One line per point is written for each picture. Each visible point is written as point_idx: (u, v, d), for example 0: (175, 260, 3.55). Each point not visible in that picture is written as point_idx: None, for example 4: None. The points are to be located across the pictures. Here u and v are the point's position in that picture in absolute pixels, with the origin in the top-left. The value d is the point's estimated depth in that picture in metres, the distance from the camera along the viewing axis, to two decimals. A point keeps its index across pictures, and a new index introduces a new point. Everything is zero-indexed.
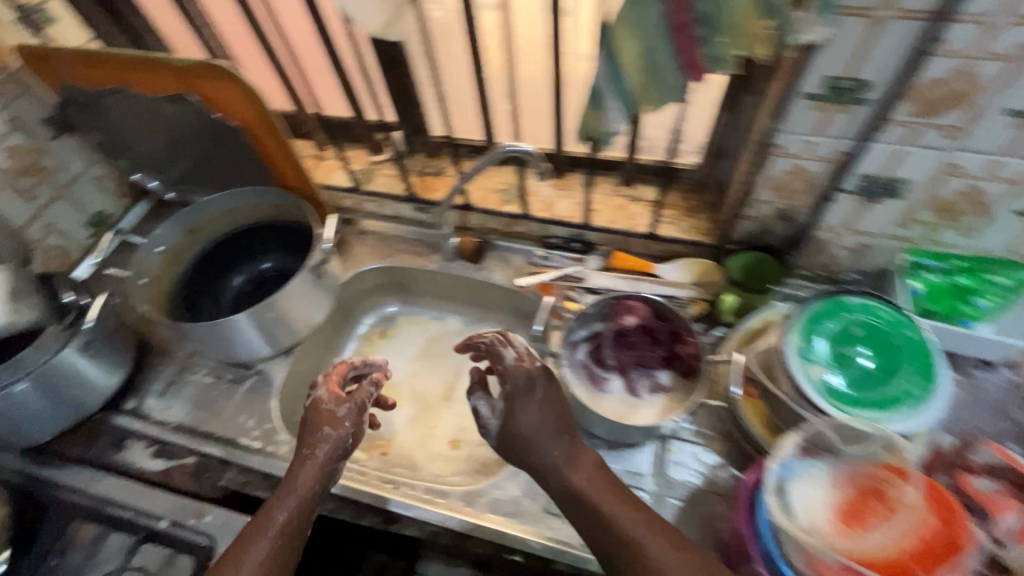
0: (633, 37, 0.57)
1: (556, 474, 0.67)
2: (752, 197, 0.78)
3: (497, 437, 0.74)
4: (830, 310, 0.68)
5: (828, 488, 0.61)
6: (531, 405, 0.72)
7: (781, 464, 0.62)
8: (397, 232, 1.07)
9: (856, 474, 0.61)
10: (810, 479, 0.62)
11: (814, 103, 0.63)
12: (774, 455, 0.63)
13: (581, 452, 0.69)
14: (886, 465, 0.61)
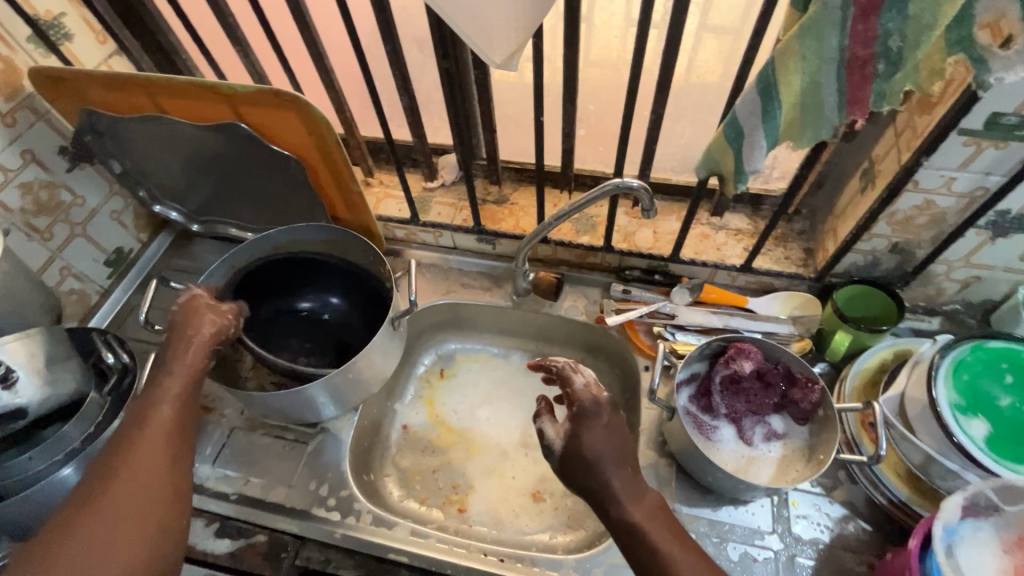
0: (799, 73, 0.52)
1: (615, 505, 0.55)
2: (868, 231, 0.73)
3: (561, 459, 0.60)
4: (977, 354, 0.64)
5: (996, 553, 0.57)
6: (590, 431, 0.58)
7: (947, 527, 0.58)
8: (456, 264, 0.99)
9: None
10: (978, 542, 0.58)
11: (969, 140, 0.59)
12: (938, 518, 0.58)
13: (645, 486, 0.57)
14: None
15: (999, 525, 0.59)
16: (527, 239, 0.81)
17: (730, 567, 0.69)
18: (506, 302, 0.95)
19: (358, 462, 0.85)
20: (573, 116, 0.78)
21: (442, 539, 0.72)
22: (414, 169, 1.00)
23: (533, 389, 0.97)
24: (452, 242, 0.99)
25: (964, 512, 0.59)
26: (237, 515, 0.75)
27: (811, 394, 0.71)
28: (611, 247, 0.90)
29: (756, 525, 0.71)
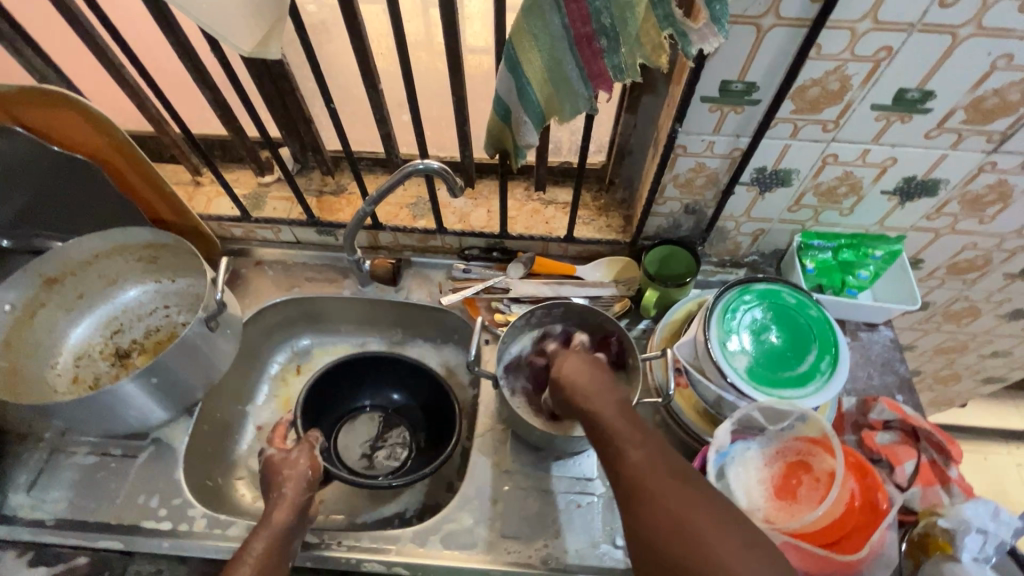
0: (537, 50, 0.55)
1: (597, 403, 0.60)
2: (661, 195, 0.80)
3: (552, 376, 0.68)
4: (742, 297, 0.71)
5: (759, 468, 0.65)
6: (592, 371, 0.65)
7: (718, 451, 0.65)
8: (299, 259, 0.98)
9: (781, 450, 0.66)
10: (744, 460, 0.66)
11: (711, 105, 0.66)
12: (711, 445, 0.66)
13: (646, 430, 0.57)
14: (805, 438, 0.66)
15: (763, 443, 0.67)
16: (349, 228, 0.82)
17: (557, 516, 0.74)
18: (353, 292, 0.95)
19: (201, 470, 0.82)
20: (382, 103, 0.79)
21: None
22: (246, 165, 0.97)
23: None
24: (293, 237, 0.97)
25: (733, 435, 0.67)
26: (56, 541, 0.71)
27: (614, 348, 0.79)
28: (447, 229, 0.92)
29: (581, 473, 0.77)
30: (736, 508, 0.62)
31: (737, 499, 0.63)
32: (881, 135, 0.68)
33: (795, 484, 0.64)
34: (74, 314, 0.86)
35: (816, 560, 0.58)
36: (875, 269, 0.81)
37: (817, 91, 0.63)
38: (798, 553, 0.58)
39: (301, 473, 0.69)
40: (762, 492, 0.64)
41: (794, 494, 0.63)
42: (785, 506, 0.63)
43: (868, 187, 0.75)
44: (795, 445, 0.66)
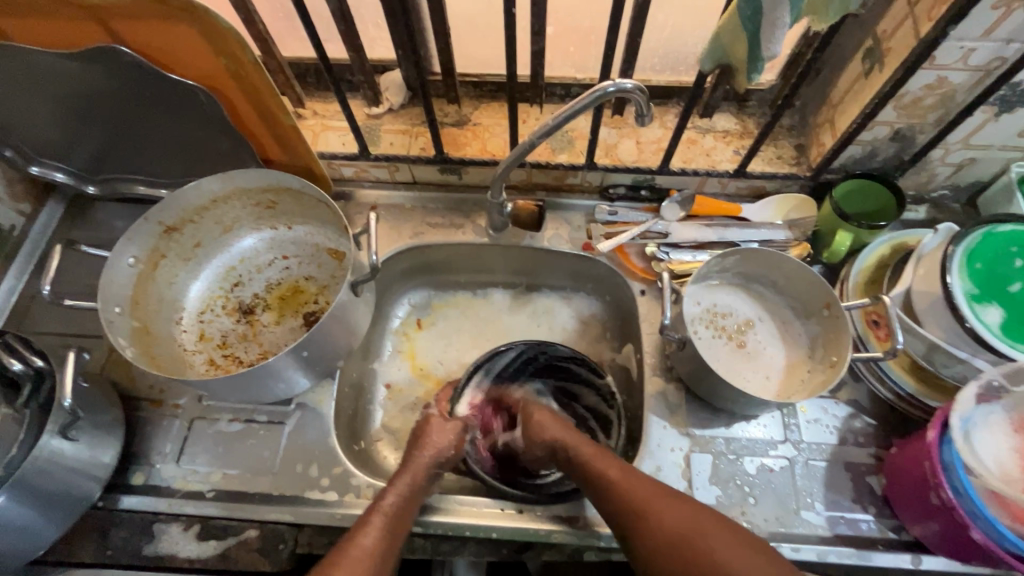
0: None
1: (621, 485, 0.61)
2: (873, 120, 0.67)
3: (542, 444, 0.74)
4: (986, 242, 0.61)
5: (1011, 435, 0.58)
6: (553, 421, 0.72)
7: (963, 416, 0.58)
8: (417, 202, 0.87)
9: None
10: (991, 427, 0.58)
11: (998, 0, 0.52)
12: (955, 409, 0.58)
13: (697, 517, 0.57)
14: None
15: (1010, 406, 0.59)
16: (504, 164, 0.70)
17: (748, 482, 0.68)
18: (483, 238, 0.85)
19: (344, 435, 0.76)
20: (544, 10, 0.65)
21: (461, 500, 0.67)
22: (353, 92, 0.85)
23: (521, 327, 0.91)
24: (411, 176, 0.86)
25: (978, 401, 0.59)
26: (219, 513, 0.67)
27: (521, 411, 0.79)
28: (594, 164, 0.81)
29: (769, 437, 0.70)
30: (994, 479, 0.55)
31: (992, 469, 0.56)
32: None
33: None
34: (192, 265, 0.78)
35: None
36: None
37: None
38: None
39: (444, 447, 0.69)
40: (1018, 462, 0.56)
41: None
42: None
43: None
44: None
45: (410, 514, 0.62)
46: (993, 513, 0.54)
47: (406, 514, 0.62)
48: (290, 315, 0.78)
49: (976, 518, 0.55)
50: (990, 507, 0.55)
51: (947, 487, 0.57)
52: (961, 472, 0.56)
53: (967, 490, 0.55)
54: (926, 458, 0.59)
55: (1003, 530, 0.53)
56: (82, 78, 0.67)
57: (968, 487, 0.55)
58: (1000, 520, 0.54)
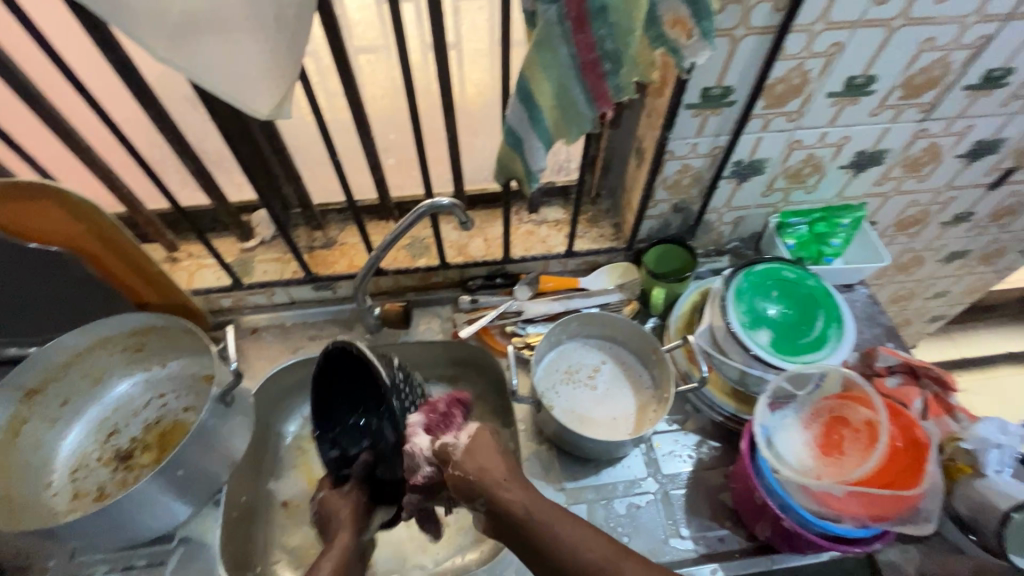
0: (548, 80, 0.59)
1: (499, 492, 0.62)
2: (652, 199, 0.86)
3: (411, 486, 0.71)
4: (748, 280, 0.77)
5: (801, 432, 0.70)
6: (499, 453, 0.67)
7: (763, 424, 0.69)
8: (298, 319, 0.95)
9: (815, 411, 0.71)
10: (784, 428, 0.70)
11: (694, 111, 0.72)
12: (755, 419, 0.69)
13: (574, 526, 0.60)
14: (834, 395, 0.71)
15: (798, 408, 0.71)
16: (361, 274, 0.80)
17: (620, 521, 0.75)
18: (361, 342, 0.93)
19: (235, 564, 0.76)
20: (374, 149, 0.79)
21: None
22: (226, 232, 0.94)
23: None
24: (288, 297, 0.93)
25: (770, 409, 0.71)
26: None
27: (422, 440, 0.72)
28: (449, 263, 0.93)
29: (633, 475, 0.79)
30: (792, 472, 0.65)
31: (790, 464, 0.66)
32: (836, 117, 0.77)
33: (837, 439, 0.69)
34: (60, 423, 0.79)
35: (879, 500, 0.62)
36: (845, 235, 0.90)
37: (783, 87, 0.71)
38: (864, 500, 0.62)
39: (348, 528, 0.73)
40: (810, 453, 0.68)
41: (840, 448, 0.68)
42: (835, 461, 0.67)
43: (828, 164, 0.85)
44: (827, 404, 0.71)
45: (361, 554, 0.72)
46: (797, 502, 0.64)
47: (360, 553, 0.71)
48: (168, 452, 0.80)
49: (789, 510, 0.65)
50: (796, 499, 0.64)
51: (763, 489, 0.67)
52: (771, 473, 0.66)
53: (777, 488, 0.65)
54: (744, 467, 0.69)
55: (807, 514, 0.63)
56: None
57: (777, 485, 0.65)
58: (803, 506, 0.64)
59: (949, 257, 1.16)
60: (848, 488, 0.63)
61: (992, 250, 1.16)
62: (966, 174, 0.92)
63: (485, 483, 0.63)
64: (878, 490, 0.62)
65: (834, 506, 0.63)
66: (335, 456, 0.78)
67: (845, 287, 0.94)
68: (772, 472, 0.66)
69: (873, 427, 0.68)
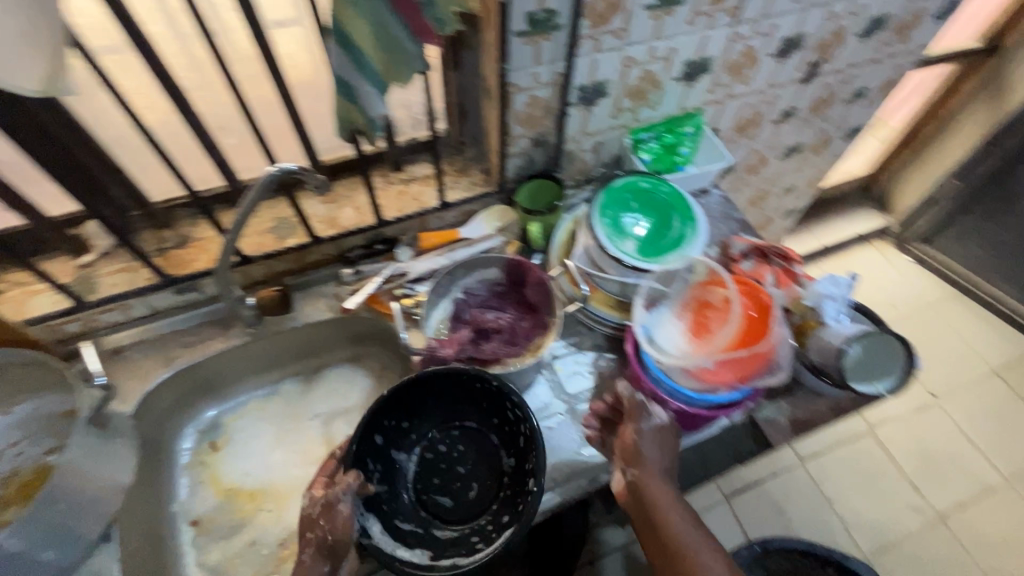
0: (362, 17, 0.56)
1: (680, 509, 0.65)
2: (510, 136, 0.87)
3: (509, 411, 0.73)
4: (609, 197, 0.82)
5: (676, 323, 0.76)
6: (672, 470, 0.69)
7: (641, 324, 0.75)
8: (167, 328, 0.87)
9: (685, 302, 0.78)
10: (661, 323, 0.76)
11: (525, 39, 0.73)
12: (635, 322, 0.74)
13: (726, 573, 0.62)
14: (697, 284, 0.78)
15: (670, 303, 0.78)
16: (219, 263, 0.75)
17: None
18: (244, 338, 0.87)
19: None
20: (203, 127, 0.72)
21: None
22: (54, 250, 0.83)
23: (321, 405, 0.94)
24: (148, 308, 0.85)
25: (646, 310, 0.77)
26: None
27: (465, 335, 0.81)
28: (321, 238, 0.89)
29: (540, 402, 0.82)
30: (672, 358, 0.71)
31: (670, 352, 0.72)
32: (658, 31, 0.81)
33: (706, 320, 0.76)
34: None
35: (742, 363, 0.70)
36: (691, 143, 0.97)
37: (603, 5, 0.74)
38: (731, 366, 0.70)
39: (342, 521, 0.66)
40: (686, 338, 0.74)
41: (708, 328, 0.75)
42: (705, 339, 0.74)
43: (663, 78, 0.90)
44: (693, 293, 0.78)
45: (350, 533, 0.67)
46: (679, 383, 0.71)
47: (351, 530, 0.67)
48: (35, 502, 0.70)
49: (675, 393, 0.71)
50: (678, 381, 0.71)
51: (651, 381, 0.73)
52: (655, 364, 0.72)
53: (661, 375, 0.71)
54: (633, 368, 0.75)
55: (689, 392, 0.70)
56: None
57: (661, 373, 0.71)
58: (685, 385, 0.70)
59: (787, 152, 1.30)
60: (716, 359, 0.70)
61: (819, 141, 1.32)
62: (781, 72, 1.02)
63: (645, 490, 0.65)
64: (740, 354, 0.70)
65: (709, 378, 0.70)
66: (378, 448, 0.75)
67: (700, 192, 1.02)
68: (656, 363, 0.72)
69: (731, 303, 0.75)
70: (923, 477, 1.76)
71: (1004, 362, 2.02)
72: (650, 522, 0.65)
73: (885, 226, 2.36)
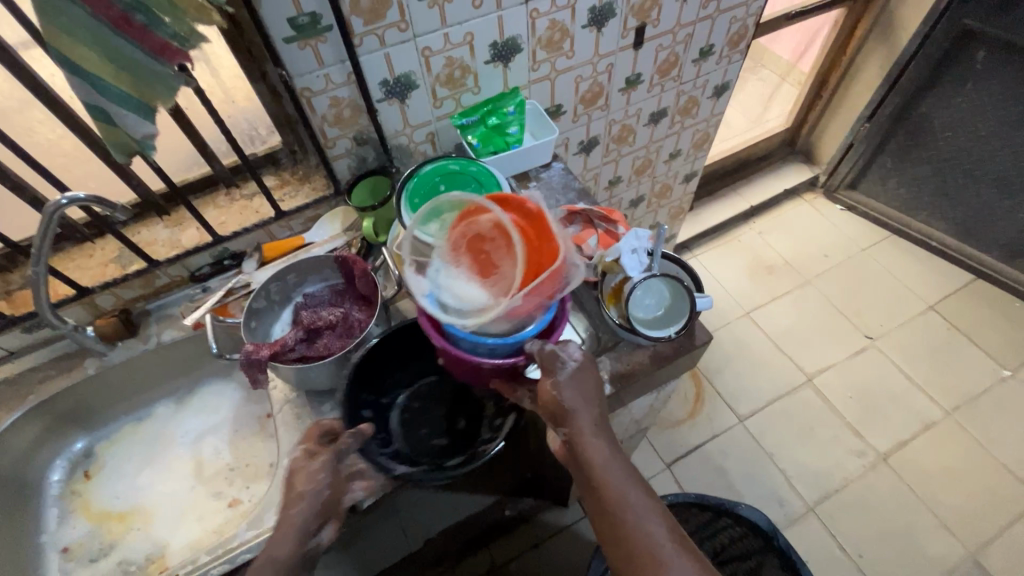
0: (84, 45, 0.59)
1: (601, 449, 0.63)
2: (325, 138, 0.90)
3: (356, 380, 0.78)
4: (417, 184, 0.84)
5: (457, 272, 0.66)
6: (597, 405, 0.66)
7: (426, 298, 0.65)
8: (22, 367, 0.89)
9: (454, 248, 0.67)
10: (444, 281, 0.66)
11: (298, 44, 0.76)
12: (419, 301, 0.65)
13: (655, 518, 0.59)
14: (456, 223, 0.67)
15: (438, 254, 0.67)
16: (36, 294, 0.77)
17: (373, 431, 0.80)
18: (98, 366, 0.90)
19: None
20: (1, 169, 0.75)
21: None
22: None
23: (192, 421, 0.97)
24: (1, 351, 0.88)
25: (424, 275, 0.68)
26: None
27: (287, 341, 0.82)
28: (161, 260, 0.92)
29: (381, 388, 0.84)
30: (475, 316, 0.64)
31: (468, 311, 0.65)
32: (442, 18, 0.84)
33: (485, 258, 0.67)
34: None
35: (543, 286, 0.63)
36: (518, 121, 0.99)
37: (369, 2, 0.76)
38: (533, 295, 0.63)
39: (315, 490, 0.65)
40: (474, 287, 0.66)
41: (492, 264, 0.66)
42: (496, 278, 0.66)
43: (471, 63, 0.93)
44: (460, 233, 0.68)
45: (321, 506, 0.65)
46: (496, 335, 0.67)
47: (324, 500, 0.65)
48: None
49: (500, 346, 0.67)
50: (491, 335, 0.66)
51: (470, 348, 0.68)
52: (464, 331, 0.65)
53: (476, 340, 0.66)
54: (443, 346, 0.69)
55: (511, 338, 0.66)
56: None
57: (475, 338, 0.66)
58: (503, 334, 0.67)
59: (652, 118, 1.32)
60: (521, 295, 0.63)
61: (683, 103, 1.34)
62: (604, 41, 1.04)
63: (579, 447, 0.63)
64: (535, 280, 0.63)
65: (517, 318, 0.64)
66: (366, 415, 0.79)
67: (540, 167, 1.04)
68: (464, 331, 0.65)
69: (501, 225, 0.66)
70: (863, 420, 1.77)
71: (940, 297, 2.03)
72: (581, 469, 0.63)
73: (813, 178, 2.37)
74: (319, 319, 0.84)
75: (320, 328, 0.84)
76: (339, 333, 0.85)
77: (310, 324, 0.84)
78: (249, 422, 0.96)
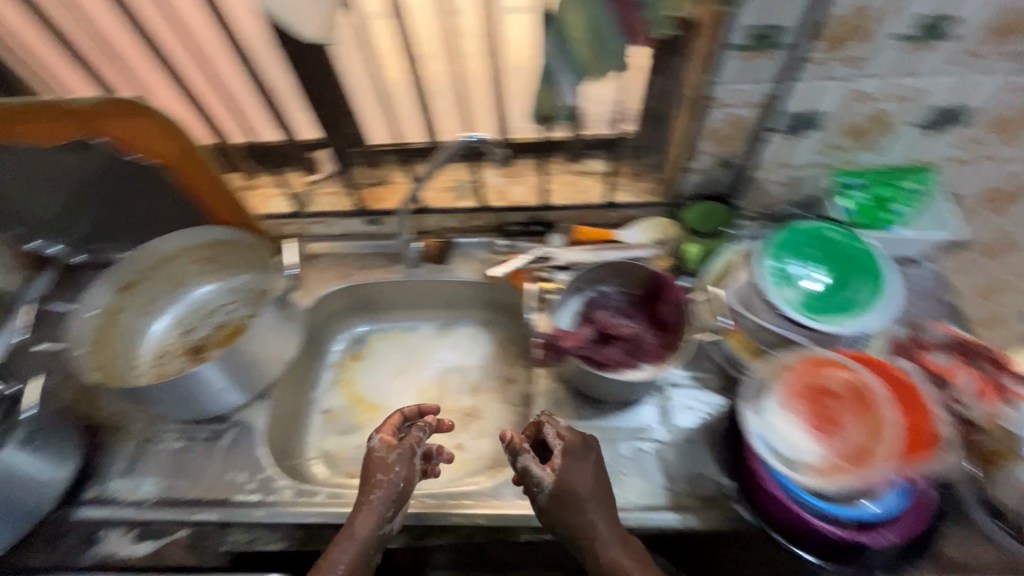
0: (581, 7, 0.59)
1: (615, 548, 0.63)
2: (695, 149, 0.84)
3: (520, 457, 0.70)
4: (788, 237, 0.77)
5: (797, 417, 0.64)
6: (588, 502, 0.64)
7: (764, 435, 0.63)
8: (350, 249, 1.03)
9: (796, 392, 0.66)
10: (781, 421, 0.64)
11: (742, 53, 0.70)
12: (756, 436, 0.63)
13: None
14: (804, 367, 0.67)
15: (777, 393, 0.66)
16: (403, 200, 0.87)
17: (627, 464, 0.76)
18: (404, 274, 1.00)
19: (277, 449, 0.87)
20: None
21: None
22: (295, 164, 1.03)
23: (447, 352, 1.03)
24: (343, 229, 1.03)
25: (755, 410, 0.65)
26: (157, 517, 0.76)
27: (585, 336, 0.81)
28: (489, 205, 0.97)
29: (643, 423, 0.80)
30: (819, 471, 0.61)
31: (809, 462, 0.62)
32: (905, 65, 0.70)
33: (830, 413, 0.64)
34: (150, 315, 0.93)
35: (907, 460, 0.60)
36: (911, 202, 0.82)
37: (843, 28, 0.66)
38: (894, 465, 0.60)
39: (394, 482, 0.69)
40: (816, 440, 0.63)
41: (837, 421, 0.63)
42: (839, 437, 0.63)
43: (898, 121, 0.78)
44: (803, 379, 0.66)
45: (395, 502, 0.69)
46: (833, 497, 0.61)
47: (396, 499, 0.68)
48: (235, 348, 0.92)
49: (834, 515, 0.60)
50: (829, 498, 0.61)
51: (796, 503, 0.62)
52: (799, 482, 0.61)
53: (812, 496, 0.61)
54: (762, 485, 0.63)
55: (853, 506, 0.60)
56: (59, 166, 0.84)
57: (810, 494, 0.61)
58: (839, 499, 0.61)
59: None
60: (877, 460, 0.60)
61: None
62: None
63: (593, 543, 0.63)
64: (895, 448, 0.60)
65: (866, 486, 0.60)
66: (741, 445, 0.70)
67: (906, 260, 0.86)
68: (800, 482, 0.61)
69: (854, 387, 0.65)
70: None
71: None
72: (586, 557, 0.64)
73: None
74: (618, 328, 0.81)
75: (615, 336, 0.81)
76: (632, 348, 0.80)
77: (608, 328, 0.82)
78: (493, 379, 0.99)
